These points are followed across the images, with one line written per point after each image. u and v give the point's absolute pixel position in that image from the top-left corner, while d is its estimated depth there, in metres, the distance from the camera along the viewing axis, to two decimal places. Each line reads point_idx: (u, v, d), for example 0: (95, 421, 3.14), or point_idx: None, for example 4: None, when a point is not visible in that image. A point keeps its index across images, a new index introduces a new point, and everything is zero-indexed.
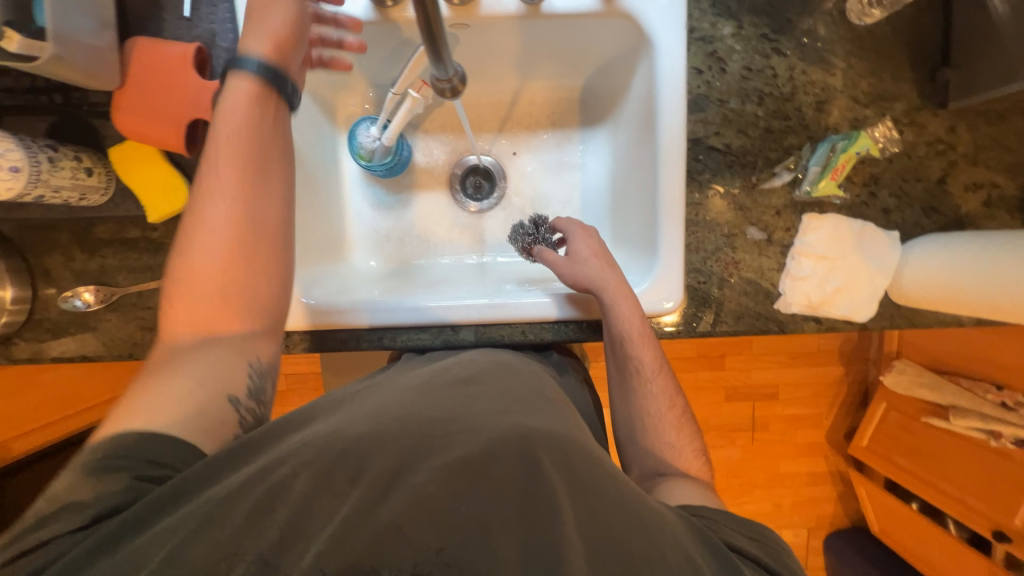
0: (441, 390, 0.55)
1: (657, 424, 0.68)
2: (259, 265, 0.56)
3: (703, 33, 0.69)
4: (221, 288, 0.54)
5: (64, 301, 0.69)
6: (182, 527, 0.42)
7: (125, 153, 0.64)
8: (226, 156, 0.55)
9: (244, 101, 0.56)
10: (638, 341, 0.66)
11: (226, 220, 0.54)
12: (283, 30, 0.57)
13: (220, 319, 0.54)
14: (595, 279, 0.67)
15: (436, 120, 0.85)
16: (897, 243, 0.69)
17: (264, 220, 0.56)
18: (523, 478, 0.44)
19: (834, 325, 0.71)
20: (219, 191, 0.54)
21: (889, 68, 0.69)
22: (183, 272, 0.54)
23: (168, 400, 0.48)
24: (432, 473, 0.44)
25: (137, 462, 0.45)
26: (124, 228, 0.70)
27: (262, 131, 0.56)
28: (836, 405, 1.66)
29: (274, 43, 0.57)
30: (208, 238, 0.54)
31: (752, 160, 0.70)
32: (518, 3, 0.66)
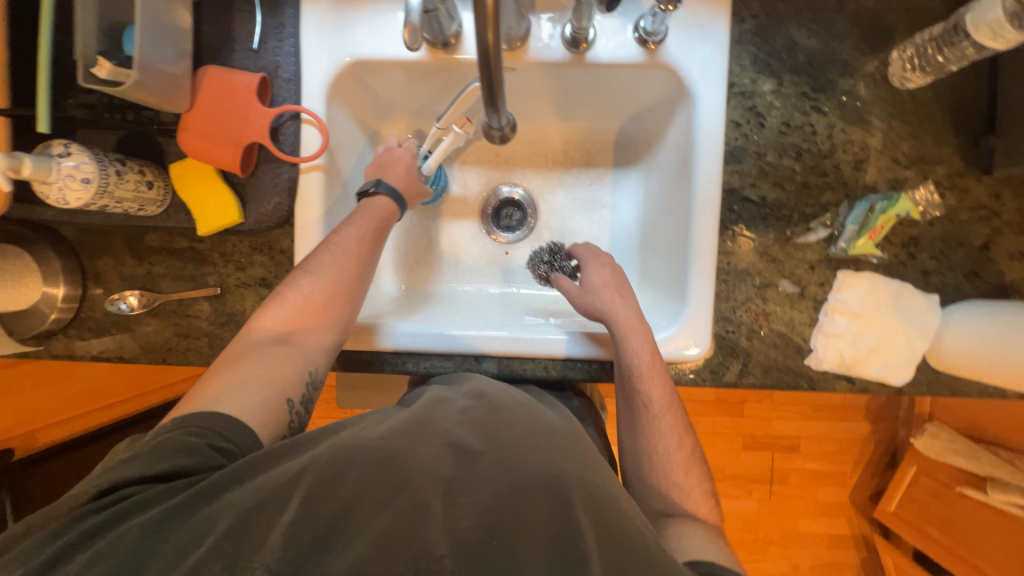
0: (476, 416, 0.54)
1: (664, 464, 0.65)
2: (344, 313, 0.63)
3: (743, 89, 0.69)
4: (304, 316, 0.61)
5: (111, 304, 0.72)
6: (214, 526, 0.43)
7: (185, 170, 0.68)
8: (361, 230, 0.66)
9: (385, 206, 0.69)
10: (646, 376, 0.65)
11: (339, 268, 0.63)
12: (412, 173, 0.73)
13: (299, 331, 0.61)
14: (607, 309, 0.68)
15: (474, 153, 0.88)
16: (937, 306, 0.68)
17: (362, 286, 0.65)
18: (553, 520, 0.44)
19: (868, 386, 0.70)
20: (328, 247, 0.65)
21: (931, 131, 0.68)
22: (278, 296, 0.62)
23: (240, 385, 0.55)
24: (468, 509, 0.44)
25: (209, 434, 0.50)
26: (173, 239, 0.74)
27: (381, 229, 0.68)
28: (861, 464, 1.59)
29: (406, 183, 0.72)
30: (304, 276, 0.63)
31: (787, 213, 0.70)
32: (564, 51, 0.69)
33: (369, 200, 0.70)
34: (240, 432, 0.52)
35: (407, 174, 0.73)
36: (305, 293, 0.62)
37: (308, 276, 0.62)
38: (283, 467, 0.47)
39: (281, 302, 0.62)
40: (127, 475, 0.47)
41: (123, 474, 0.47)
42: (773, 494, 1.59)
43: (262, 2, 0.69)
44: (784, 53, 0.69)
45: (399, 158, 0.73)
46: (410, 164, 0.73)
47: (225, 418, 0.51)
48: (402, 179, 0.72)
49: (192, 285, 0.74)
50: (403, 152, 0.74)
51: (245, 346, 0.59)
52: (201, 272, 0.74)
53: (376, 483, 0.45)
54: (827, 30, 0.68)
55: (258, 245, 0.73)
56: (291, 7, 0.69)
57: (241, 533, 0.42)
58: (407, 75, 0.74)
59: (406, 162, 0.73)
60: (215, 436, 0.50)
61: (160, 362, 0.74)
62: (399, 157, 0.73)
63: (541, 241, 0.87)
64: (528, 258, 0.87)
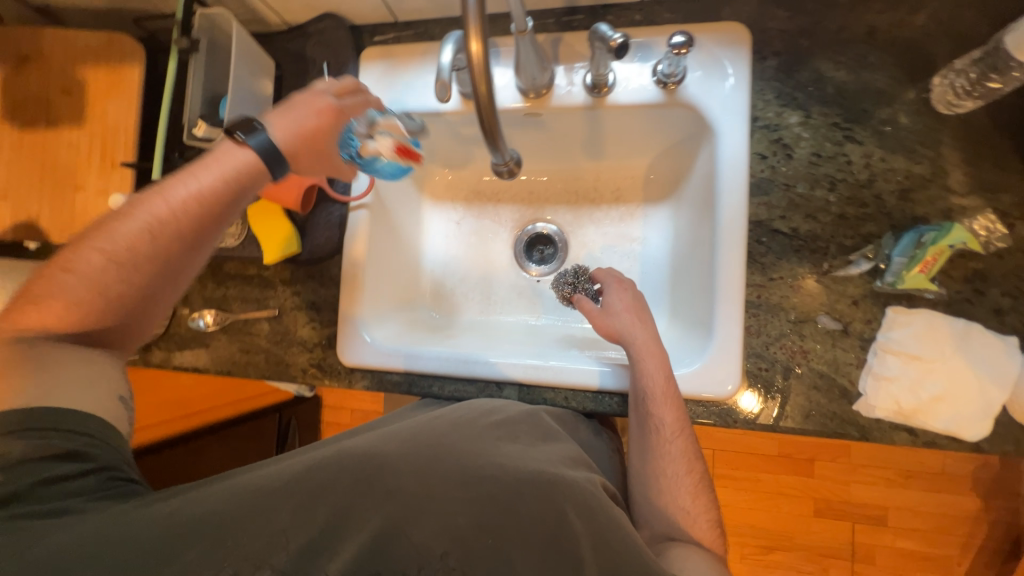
0: (472, 425, 0.59)
1: (671, 487, 0.63)
2: (144, 300, 0.56)
3: (768, 122, 0.69)
4: (104, 310, 0.54)
5: (192, 321, 0.85)
6: (228, 510, 0.46)
7: (259, 209, 0.79)
8: (169, 202, 0.55)
9: (227, 167, 0.57)
10: (660, 400, 0.63)
11: (132, 248, 0.54)
12: (308, 127, 0.60)
13: (82, 319, 0.53)
14: (626, 332, 0.68)
15: (508, 192, 0.93)
16: (1017, 351, 0.59)
17: (169, 271, 0.56)
18: (550, 524, 0.48)
19: (934, 440, 0.62)
20: (138, 222, 0.54)
21: (990, 158, 0.63)
22: (60, 279, 0.52)
23: (43, 391, 0.49)
24: (465, 505, 0.48)
25: (58, 433, 0.48)
26: (246, 266, 0.86)
27: (227, 201, 0.57)
28: (972, 548, 1.33)
29: (293, 134, 0.60)
30: (97, 262, 0.53)
31: (823, 245, 0.67)
32: (586, 96, 0.74)
33: (232, 148, 0.57)
34: (96, 423, 0.50)
35: (309, 138, 0.61)
36: (104, 284, 0.53)
37: (110, 265, 0.53)
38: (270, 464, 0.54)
39: (70, 288, 0.52)
40: (10, 491, 0.45)
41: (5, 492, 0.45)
42: (854, 573, 1.36)
43: (330, 70, 0.83)
44: (811, 87, 0.68)
45: (312, 115, 0.60)
46: (318, 126, 0.61)
47: (80, 415, 0.50)
48: (301, 142, 0.60)
49: (257, 307, 0.85)
50: (321, 111, 0.61)
51: (22, 349, 0.50)
52: (264, 296, 0.84)
53: (376, 492, 0.48)
54: (857, 61, 0.67)
55: (312, 273, 0.84)
56: (352, 73, 0.82)
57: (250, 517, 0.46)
58: (447, 124, 0.83)
59: (310, 111, 0.61)
60: (67, 433, 0.48)
61: (226, 373, 0.85)
62: (314, 113, 0.61)
63: (568, 263, 0.88)
64: (552, 279, 0.87)
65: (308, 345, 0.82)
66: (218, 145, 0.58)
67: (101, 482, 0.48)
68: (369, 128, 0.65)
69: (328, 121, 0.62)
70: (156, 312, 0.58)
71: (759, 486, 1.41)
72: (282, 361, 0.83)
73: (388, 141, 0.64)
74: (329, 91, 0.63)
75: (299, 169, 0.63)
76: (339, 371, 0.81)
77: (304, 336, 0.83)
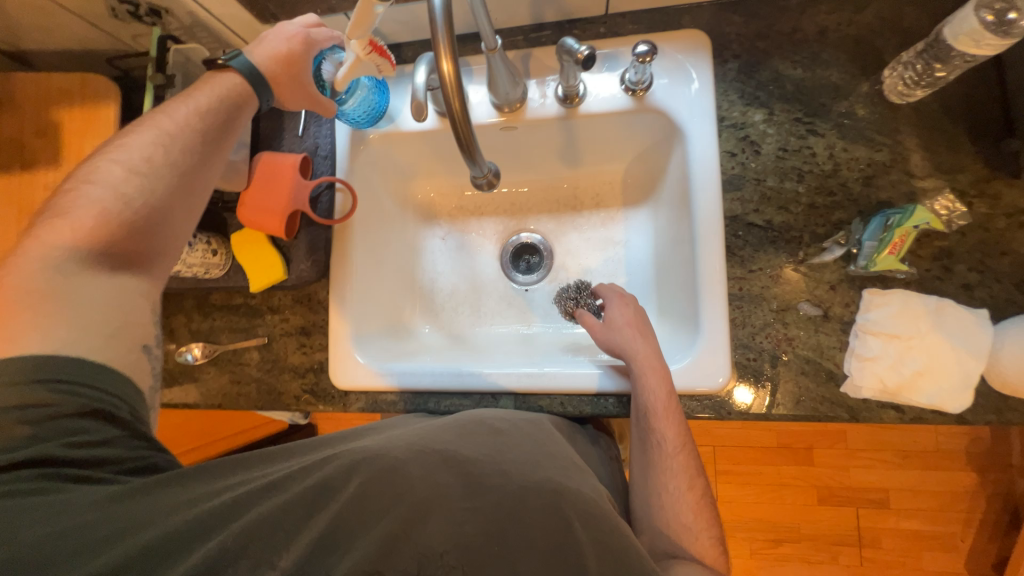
0: (475, 435, 0.59)
1: (674, 504, 0.63)
2: (167, 218, 0.60)
3: (734, 121, 0.72)
4: (126, 222, 0.57)
5: (179, 355, 0.82)
6: (245, 508, 0.49)
7: (244, 238, 0.79)
8: (175, 123, 0.61)
9: (219, 90, 0.64)
10: (662, 414, 0.64)
11: (152, 166, 0.59)
12: (280, 53, 0.66)
13: (111, 238, 0.56)
14: (627, 347, 0.68)
15: (491, 204, 0.94)
16: (987, 322, 0.62)
17: (186, 185, 0.61)
18: (555, 533, 0.49)
19: (921, 416, 0.64)
20: (150, 138, 0.60)
21: (943, 141, 0.66)
22: (82, 195, 0.56)
23: (76, 309, 0.52)
24: (471, 514, 0.50)
25: (87, 390, 0.50)
26: (232, 296, 0.85)
27: (224, 119, 0.64)
28: (973, 523, 1.34)
29: (269, 60, 0.66)
30: (116, 174, 0.57)
31: (797, 235, 0.69)
32: (559, 107, 0.76)
33: (218, 74, 0.65)
34: (121, 383, 0.53)
35: (282, 64, 0.66)
36: (124, 194, 0.57)
37: (131, 177, 0.58)
38: (287, 462, 0.56)
39: (93, 212, 0.56)
40: (42, 451, 0.48)
41: (36, 452, 0.48)
42: (863, 559, 1.37)
43: None
44: (771, 85, 0.72)
45: (282, 41, 0.66)
46: (288, 52, 0.66)
47: (101, 371, 0.52)
48: (274, 69, 0.66)
49: (245, 336, 0.84)
50: (288, 39, 0.66)
51: (54, 278, 0.52)
52: (253, 324, 0.84)
53: (385, 499, 0.50)
54: (812, 59, 0.71)
55: (300, 298, 0.84)
56: None
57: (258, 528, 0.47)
58: (426, 143, 0.85)
59: (283, 39, 0.66)
60: (92, 388, 0.50)
61: (218, 407, 0.84)
62: (285, 40, 0.66)
63: (569, 280, 0.89)
64: (555, 297, 0.88)
65: (300, 371, 0.82)
66: (202, 77, 0.65)
67: (128, 449, 0.51)
68: (335, 66, 0.70)
69: (298, 47, 0.66)
70: (177, 234, 0.62)
71: (762, 478, 1.42)
72: (274, 390, 0.82)
73: (359, 41, 0.61)
74: (299, 21, 0.68)
75: (281, 100, 0.69)
76: (333, 396, 0.80)
77: (295, 362, 0.82)
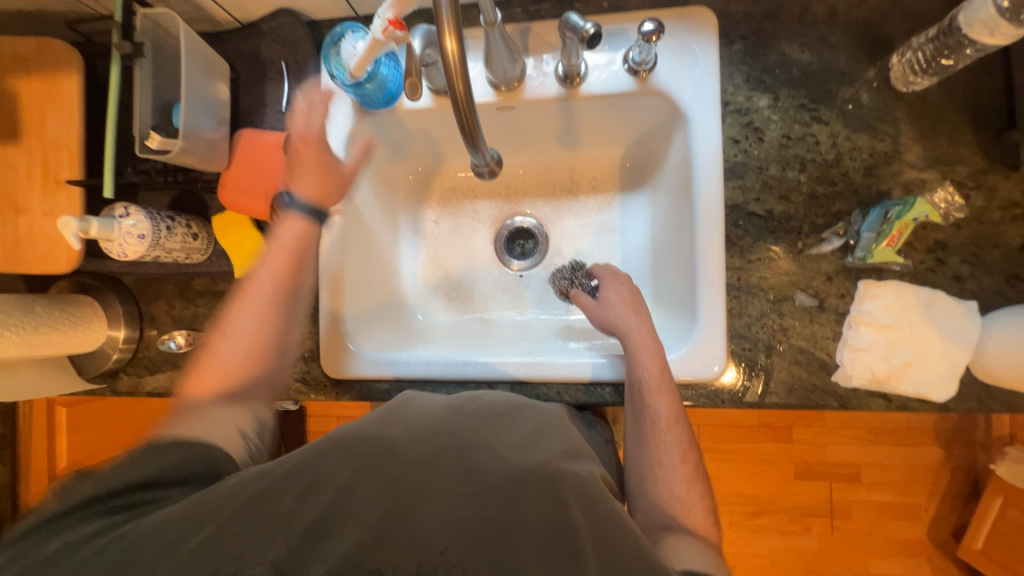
0: (474, 414, 0.59)
1: (667, 476, 0.64)
2: (272, 353, 0.66)
3: (738, 106, 0.70)
4: (245, 366, 0.64)
5: (162, 343, 0.80)
6: (238, 497, 0.49)
7: (226, 221, 0.76)
8: (264, 267, 0.66)
9: (290, 232, 0.68)
10: (655, 390, 0.64)
11: (254, 312, 0.65)
12: (310, 163, 0.69)
13: (231, 376, 0.64)
14: (620, 324, 0.69)
15: (485, 186, 0.91)
16: (976, 314, 0.63)
17: (280, 323, 0.67)
18: (556, 514, 0.48)
19: (906, 404, 0.65)
20: (253, 290, 0.66)
21: (946, 132, 0.66)
22: (215, 349, 0.65)
23: (196, 433, 0.58)
24: (469, 499, 0.49)
25: (180, 453, 0.55)
26: (216, 282, 0.82)
27: (301, 254, 0.68)
28: (937, 495, 1.43)
29: (307, 179, 0.69)
30: (233, 324, 0.65)
31: (796, 225, 0.69)
32: (558, 87, 0.73)
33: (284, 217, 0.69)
34: (212, 450, 0.57)
35: (315, 169, 0.69)
36: (245, 343, 0.64)
37: (241, 328, 0.65)
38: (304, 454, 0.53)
39: (219, 357, 0.64)
40: (120, 488, 0.51)
41: (116, 488, 0.51)
42: (834, 528, 1.45)
43: (289, 70, 0.78)
44: (777, 69, 0.70)
45: (301, 148, 0.69)
46: (317, 155, 0.69)
47: (200, 442, 0.57)
48: (298, 167, 0.69)
49: None
50: (302, 140, 0.69)
51: (186, 411, 0.60)
52: None
53: (380, 479, 0.50)
54: (820, 43, 0.69)
55: None
56: (313, 72, 0.78)
57: (248, 514, 0.48)
58: (419, 122, 0.81)
59: (302, 145, 0.69)
60: (184, 456, 0.55)
61: None
62: (302, 144, 0.69)
63: (562, 262, 0.88)
64: (549, 277, 0.88)
65: None
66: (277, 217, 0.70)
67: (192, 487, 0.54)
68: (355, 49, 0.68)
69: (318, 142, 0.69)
70: (280, 365, 0.68)
71: (743, 455, 1.47)
72: None
73: (381, 20, 0.58)
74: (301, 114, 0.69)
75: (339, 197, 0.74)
76: (325, 384, 0.79)
77: None
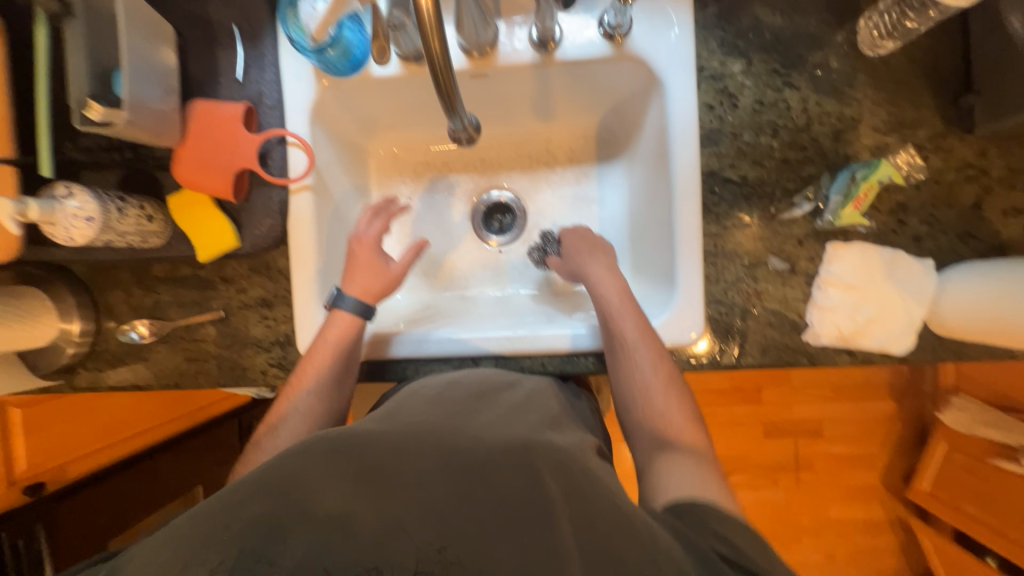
0: (451, 400, 0.59)
1: (653, 398, 0.63)
2: None
3: (713, 72, 0.70)
4: None
5: (123, 334, 0.76)
6: (205, 514, 0.46)
7: (182, 201, 0.71)
8: (314, 364, 0.67)
9: (340, 327, 0.69)
10: (617, 315, 0.67)
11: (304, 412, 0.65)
12: (368, 267, 0.73)
13: None
14: (577, 267, 0.73)
15: (460, 160, 0.88)
16: (933, 271, 0.67)
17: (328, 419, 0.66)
18: (527, 488, 0.46)
19: (870, 358, 0.69)
20: (304, 389, 0.66)
21: (908, 96, 0.68)
22: (263, 448, 0.64)
23: None
24: (438, 481, 0.47)
25: None
26: (177, 267, 0.77)
27: (350, 351, 0.69)
28: (890, 444, 1.54)
29: (362, 281, 0.72)
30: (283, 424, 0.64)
31: (769, 190, 0.70)
32: (532, 52, 0.71)
33: (336, 314, 0.70)
34: None
35: (373, 276, 0.72)
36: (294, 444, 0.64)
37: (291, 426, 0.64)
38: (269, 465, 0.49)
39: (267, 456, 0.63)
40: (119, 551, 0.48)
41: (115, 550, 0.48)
42: (799, 481, 1.55)
43: (243, 35, 0.73)
44: (750, 33, 0.70)
45: (362, 254, 0.73)
46: (375, 262, 0.73)
47: None
48: (352, 266, 0.73)
49: (198, 310, 0.77)
50: (359, 243, 0.74)
51: None
52: (206, 297, 0.77)
53: (358, 461, 0.48)
54: (790, 6, 0.69)
55: (257, 266, 0.77)
56: (270, 38, 0.73)
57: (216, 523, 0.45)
58: (387, 92, 0.77)
59: (363, 251, 0.74)
60: None
61: (173, 386, 0.77)
62: (363, 252, 0.73)
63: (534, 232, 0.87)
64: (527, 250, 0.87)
65: (264, 345, 0.77)
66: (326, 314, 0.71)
67: None
68: None
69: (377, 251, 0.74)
70: None
71: (716, 418, 1.54)
72: (237, 366, 0.77)
73: None
74: (364, 223, 0.76)
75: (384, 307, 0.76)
76: None
77: (258, 335, 0.77)
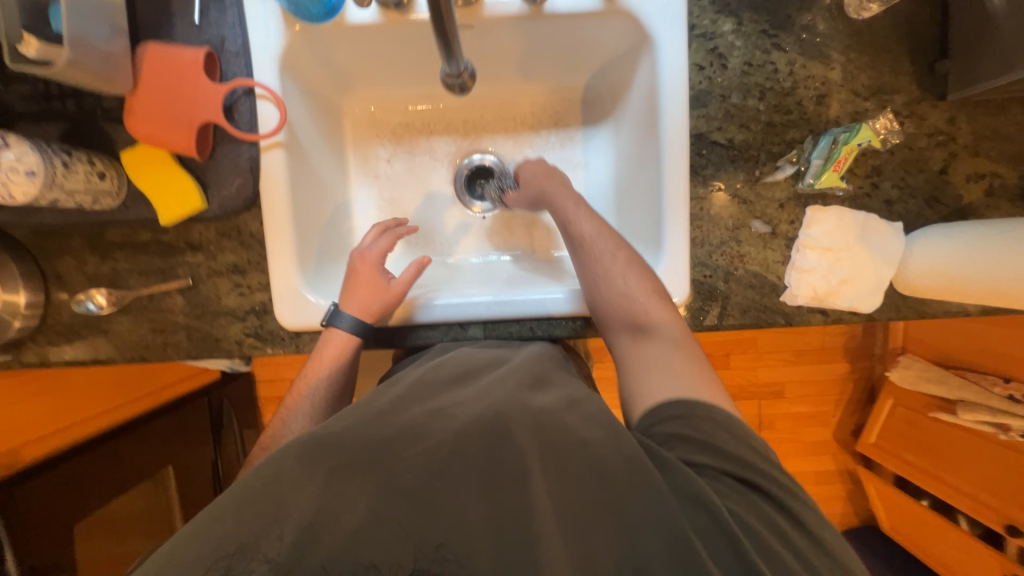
0: (435, 384, 0.57)
1: (622, 290, 0.62)
2: None
3: (703, 31, 0.69)
4: None
5: (78, 304, 0.69)
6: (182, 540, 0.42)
7: (138, 156, 0.65)
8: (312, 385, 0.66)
9: (338, 346, 0.67)
10: (576, 222, 0.67)
11: None
12: (368, 286, 0.68)
13: None
14: (531, 188, 0.73)
15: (442, 120, 0.85)
16: (900, 234, 0.70)
17: None
18: (510, 470, 0.45)
19: (840, 317, 0.73)
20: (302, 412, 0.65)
21: (887, 60, 0.70)
22: None
23: None
24: (415, 458, 0.46)
25: None
26: (136, 232, 0.71)
27: (347, 368, 0.68)
28: (843, 402, 1.66)
29: (360, 297, 0.68)
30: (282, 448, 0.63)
31: (754, 153, 0.71)
32: (520, 3, 0.67)
33: (331, 332, 0.68)
34: None
35: (373, 292, 0.68)
36: None
37: None
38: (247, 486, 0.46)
39: None
40: None
41: None
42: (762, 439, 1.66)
43: None
44: None
45: (362, 273, 0.69)
46: (376, 280, 0.69)
47: None
48: (354, 284, 0.69)
49: (162, 279, 0.72)
50: (361, 259, 0.70)
51: None
52: (169, 265, 0.71)
53: (346, 432, 0.47)
54: None
55: (226, 231, 0.72)
56: None
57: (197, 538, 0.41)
58: (365, 42, 0.72)
59: (364, 271, 0.69)
60: None
61: (138, 360, 0.73)
62: (364, 270, 0.69)
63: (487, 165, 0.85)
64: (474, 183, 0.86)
65: (239, 315, 0.73)
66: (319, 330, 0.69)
67: None
68: None
69: (378, 274, 0.69)
70: None
71: None
72: (209, 337, 0.72)
73: None
74: (369, 239, 0.73)
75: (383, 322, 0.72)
76: (281, 338, 0.73)
77: (231, 305, 0.72)
